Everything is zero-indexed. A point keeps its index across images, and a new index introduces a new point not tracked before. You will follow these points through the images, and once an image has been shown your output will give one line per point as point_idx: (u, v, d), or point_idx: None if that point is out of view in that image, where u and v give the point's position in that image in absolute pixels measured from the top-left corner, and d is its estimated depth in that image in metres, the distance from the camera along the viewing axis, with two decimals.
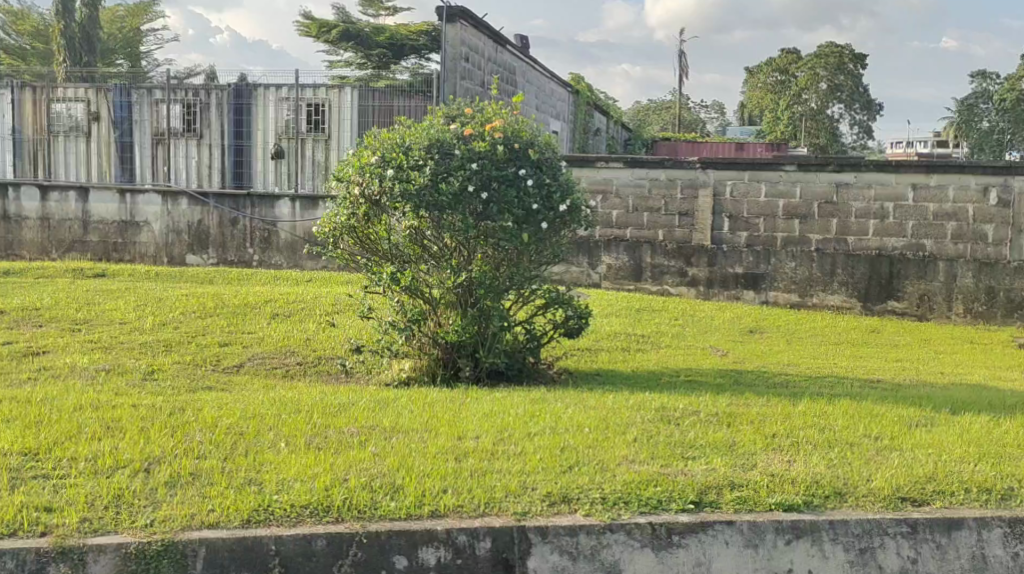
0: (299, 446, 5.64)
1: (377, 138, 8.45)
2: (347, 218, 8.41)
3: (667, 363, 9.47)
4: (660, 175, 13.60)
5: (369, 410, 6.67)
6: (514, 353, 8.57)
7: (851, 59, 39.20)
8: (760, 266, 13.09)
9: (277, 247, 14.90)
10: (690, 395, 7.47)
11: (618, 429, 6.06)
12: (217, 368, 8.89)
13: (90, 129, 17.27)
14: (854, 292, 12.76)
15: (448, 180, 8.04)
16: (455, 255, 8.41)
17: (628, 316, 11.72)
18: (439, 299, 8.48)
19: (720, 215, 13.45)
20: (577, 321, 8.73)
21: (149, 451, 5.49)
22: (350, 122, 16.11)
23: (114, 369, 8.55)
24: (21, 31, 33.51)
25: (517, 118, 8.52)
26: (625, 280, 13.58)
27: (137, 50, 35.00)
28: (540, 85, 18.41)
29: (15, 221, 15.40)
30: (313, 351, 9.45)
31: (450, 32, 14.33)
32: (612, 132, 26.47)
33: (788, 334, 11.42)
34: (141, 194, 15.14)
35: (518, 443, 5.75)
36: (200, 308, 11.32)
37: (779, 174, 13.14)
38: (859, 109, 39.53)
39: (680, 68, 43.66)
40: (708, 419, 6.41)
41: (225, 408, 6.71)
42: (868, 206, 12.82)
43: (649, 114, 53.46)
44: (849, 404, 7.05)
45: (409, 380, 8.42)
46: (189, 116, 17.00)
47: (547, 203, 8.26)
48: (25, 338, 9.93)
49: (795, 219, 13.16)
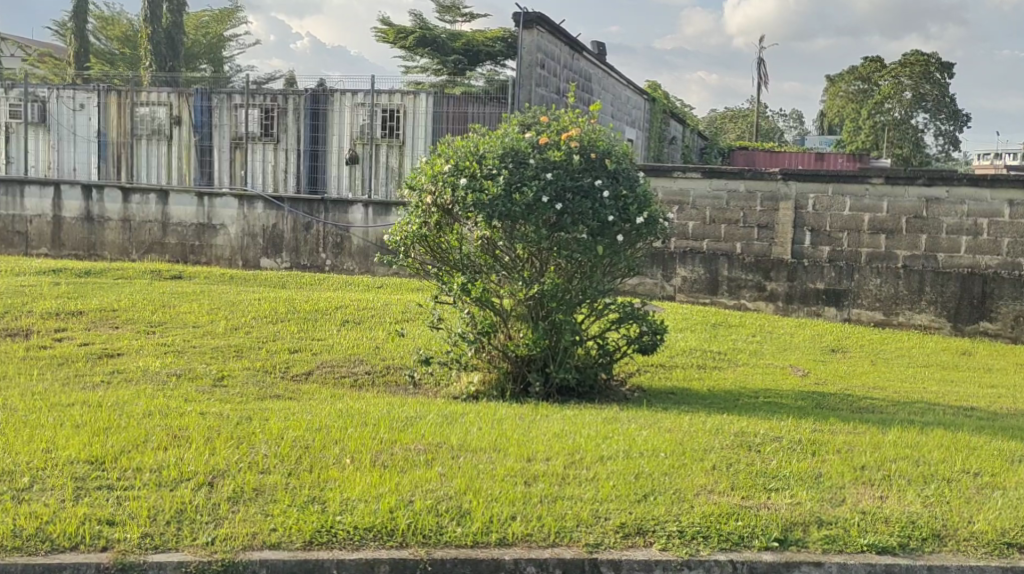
0: (364, 463, 5.47)
1: (451, 145, 8.26)
2: (418, 227, 8.23)
3: (746, 383, 9.17)
4: (739, 186, 13.25)
5: (437, 426, 6.48)
6: (585, 368, 8.38)
7: (938, 67, 37.99)
8: (843, 282, 12.79)
9: (349, 252, 14.81)
10: (772, 419, 7.18)
11: (696, 455, 5.79)
12: (286, 375, 8.80)
13: (171, 133, 17.55)
14: (944, 311, 12.36)
15: (522, 190, 7.83)
16: (528, 267, 8.19)
17: (705, 331, 11.42)
18: (510, 311, 8.31)
19: (801, 229, 13.04)
20: (652, 338, 8.44)
21: (214, 463, 5.35)
22: (424, 129, 16.07)
23: (186, 373, 8.50)
24: (110, 36, 34.24)
25: (594, 126, 8.27)
26: (701, 293, 13.36)
27: (220, 55, 35.50)
28: (616, 93, 18.17)
29: (98, 222, 15.66)
30: (382, 360, 9.32)
31: (527, 38, 14.13)
32: (688, 140, 26.09)
33: (873, 355, 11.02)
34: (218, 197, 15.21)
35: (590, 467, 5.51)
36: (272, 312, 11.29)
37: (864, 187, 12.71)
38: (946, 120, 38.20)
39: (759, 77, 43.06)
40: (791, 447, 6.13)
41: (293, 419, 6.57)
42: (961, 222, 12.33)
43: (726, 123, 52.83)
44: (942, 435, 6.72)
45: (478, 394, 8.24)
46: (267, 121, 17.12)
47: (624, 214, 8.00)
48: (101, 339, 9.97)
49: (882, 234, 12.68)
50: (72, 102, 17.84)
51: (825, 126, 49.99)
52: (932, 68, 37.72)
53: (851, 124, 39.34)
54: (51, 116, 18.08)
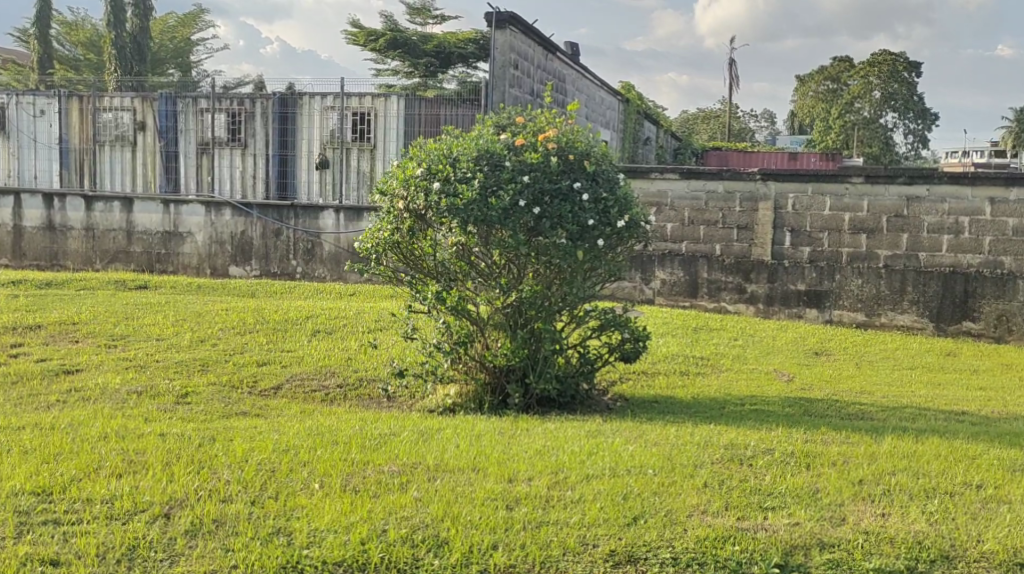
0: (334, 488, 5.13)
1: (423, 148, 7.94)
2: (390, 234, 7.88)
3: (731, 389, 8.89)
4: (717, 186, 12.97)
5: (412, 443, 6.14)
6: (566, 379, 8.04)
7: (906, 67, 38.25)
8: (824, 283, 12.55)
9: (320, 259, 14.42)
10: (762, 429, 6.89)
11: (686, 472, 5.49)
12: (254, 390, 8.43)
13: (136, 139, 17.22)
14: (926, 312, 12.14)
15: (498, 194, 7.52)
16: (505, 274, 7.86)
17: (686, 336, 11.14)
18: (487, 320, 7.97)
19: (781, 229, 12.77)
20: (634, 346, 8.16)
21: (172, 491, 5.00)
22: (396, 133, 15.72)
23: (147, 391, 8.10)
24: (74, 41, 33.60)
25: (573, 126, 7.96)
26: (681, 295, 13.13)
27: (187, 60, 34.98)
28: (590, 93, 17.89)
29: (60, 231, 15.23)
30: (354, 372, 8.97)
31: (499, 38, 13.82)
32: (662, 141, 25.85)
33: (858, 357, 10.78)
34: (184, 204, 14.79)
35: (574, 488, 5.19)
36: (240, 324, 10.90)
37: (844, 186, 12.46)
38: (915, 119, 38.45)
39: (730, 77, 42.97)
40: (784, 460, 5.83)
41: (258, 439, 6.22)
42: (941, 221, 12.08)
43: (697, 122, 52.70)
44: (938, 443, 6.44)
45: (455, 406, 7.93)
46: (234, 126, 16.74)
47: (605, 218, 7.68)
48: (60, 355, 9.56)
49: (863, 234, 12.42)
50: (32, 108, 17.44)
51: (795, 126, 49.96)
52: (900, 67, 38.04)
53: (822, 123, 39.21)
54: (10, 122, 17.62)
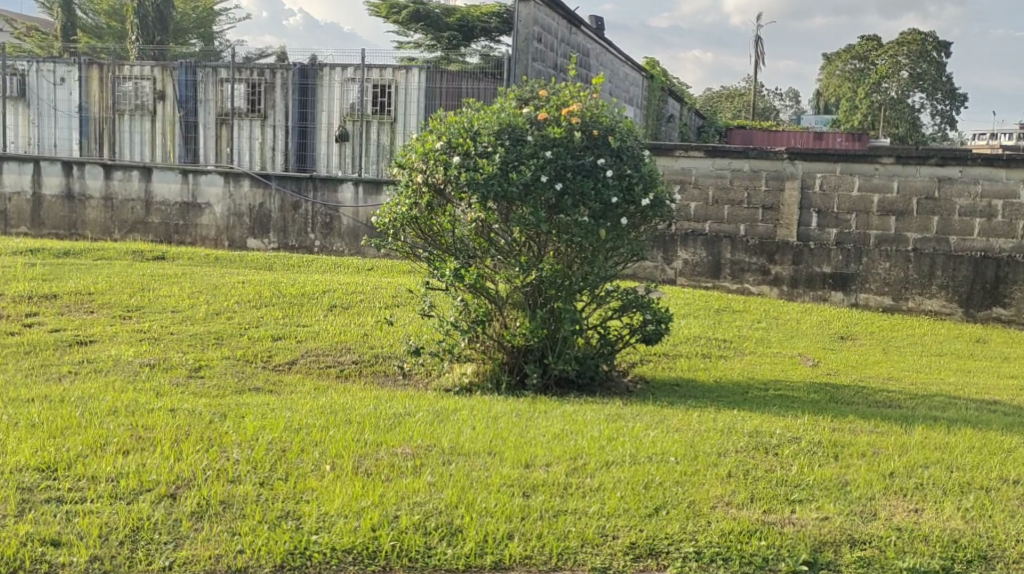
0: (345, 470, 4.97)
1: (444, 121, 7.74)
2: (409, 209, 7.71)
3: (754, 374, 8.68)
4: (743, 165, 12.75)
5: (426, 425, 5.98)
6: (586, 359, 7.87)
7: (936, 47, 37.49)
8: (851, 266, 12.19)
9: (338, 233, 14.23)
10: (788, 416, 6.68)
11: (709, 460, 5.30)
12: (268, 366, 8.28)
13: (156, 108, 16.98)
14: (955, 297, 11.81)
15: (519, 169, 7.32)
16: (525, 251, 7.68)
17: (708, 317, 10.93)
18: (506, 298, 7.81)
19: (807, 210, 12.57)
20: (656, 327, 7.94)
21: (179, 471, 4.84)
22: (417, 105, 15.54)
23: (160, 364, 7.97)
24: (97, 10, 33.47)
25: (597, 100, 7.74)
26: (703, 276, 12.78)
27: (210, 30, 34.82)
28: (613, 69, 17.60)
29: (80, 200, 15.12)
30: (370, 349, 8.81)
31: (523, 10, 13.55)
32: (686, 119, 25.48)
33: (884, 342, 10.54)
34: (203, 175, 14.65)
35: (593, 475, 5.01)
36: (257, 297, 10.76)
37: (874, 167, 12.20)
38: (943, 100, 37.84)
39: (756, 55, 42.47)
40: (811, 449, 5.63)
41: (269, 417, 6.06)
42: (974, 204, 11.85)
43: (721, 100, 52.15)
44: (971, 434, 6.23)
45: (472, 386, 7.77)
46: (253, 97, 16.51)
47: (629, 195, 7.49)
48: (74, 325, 9.45)
49: (891, 216, 12.21)
50: (52, 76, 17.20)
51: (820, 105, 49.38)
52: (929, 47, 37.23)
53: (847, 103, 38.71)
54: (31, 89, 17.28)
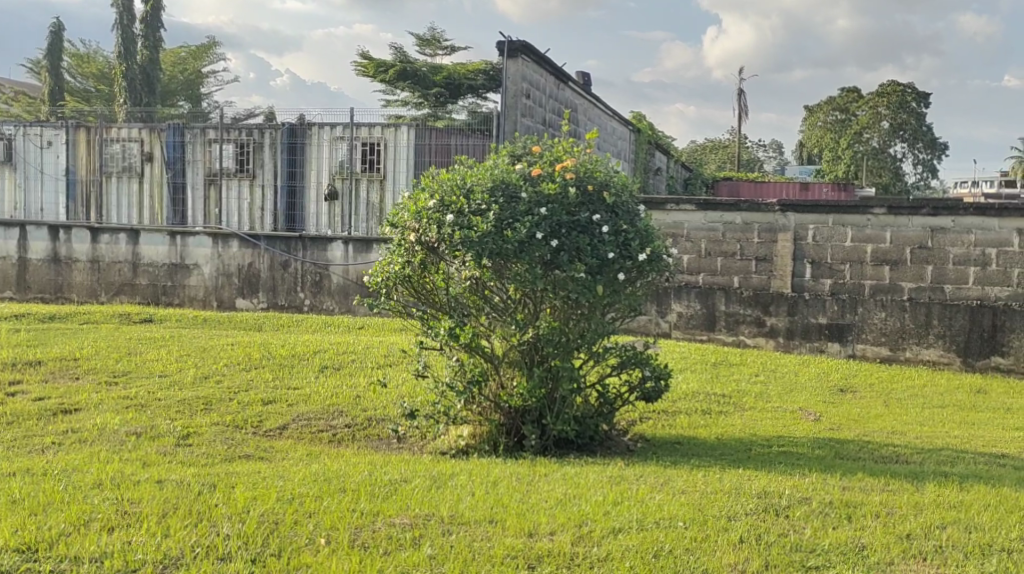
0: (340, 543, 4.82)
1: (435, 179, 7.62)
2: (402, 267, 7.58)
3: (756, 430, 8.49)
4: (735, 218, 12.65)
5: (424, 491, 5.80)
6: (585, 419, 7.71)
7: (915, 97, 37.87)
8: (846, 316, 12.11)
9: (329, 291, 14.08)
10: (795, 475, 6.50)
11: (719, 524, 5.16)
12: (258, 431, 8.07)
13: (144, 170, 16.93)
14: (953, 345, 11.69)
15: (514, 226, 7.20)
16: (521, 309, 7.52)
17: (706, 371, 10.78)
18: (502, 357, 7.63)
19: (801, 261, 12.43)
20: (655, 384, 7.78)
21: (166, 548, 4.71)
22: (406, 162, 15.49)
23: (146, 432, 7.75)
24: (84, 73, 33.50)
25: (591, 155, 7.66)
26: (698, 329, 12.71)
27: (197, 91, 34.87)
28: (602, 123, 17.61)
29: (66, 263, 14.94)
30: (363, 412, 8.60)
31: (511, 67, 13.52)
32: (672, 171, 25.53)
33: (884, 394, 10.39)
34: (191, 236, 14.51)
35: (600, 544, 4.88)
36: (245, 360, 10.55)
37: (867, 217, 12.12)
38: (923, 149, 37.91)
39: (740, 107, 42.78)
40: (823, 510, 5.46)
41: (261, 486, 5.86)
42: (967, 252, 11.74)
43: (707, 153, 52.45)
44: (984, 491, 6.06)
45: (468, 448, 7.60)
46: (242, 157, 16.54)
47: (625, 251, 7.36)
48: (59, 393, 9.23)
49: (885, 266, 12.08)
50: (39, 139, 17.17)
51: (805, 156, 49.73)
52: (909, 98, 37.66)
53: (831, 153, 38.92)
54: (18, 153, 17.36)
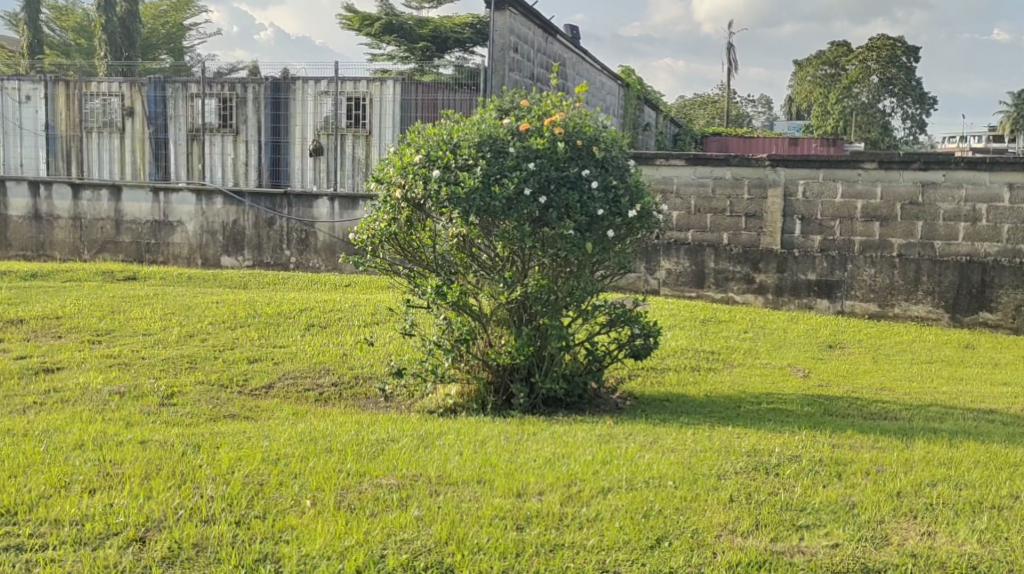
0: (326, 505, 4.75)
1: (422, 133, 7.50)
2: (387, 225, 7.47)
3: (745, 387, 8.45)
4: (724, 173, 12.53)
5: (412, 452, 5.72)
6: (574, 377, 7.65)
7: (904, 52, 37.51)
8: (835, 273, 12.10)
9: (315, 249, 13.97)
10: (784, 433, 6.44)
11: (708, 484, 5.11)
12: (244, 390, 8.00)
13: (124, 125, 16.64)
14: (941, 302, 11.67)
15: (502, 182, 7.09)
16: (509, 266, 7.41)
17: (694, 328, 10.73)
18: (490, 315, 7.54)
19: (791, 217, 12.32)
20: (645, 341, 7.70)
21: (149, 511, 4.63)
22: (393, 118, 15.26)
23: (130, 392, 7.67)
24: (64, 26, 33.04)
25: (580, 110, 7.53)
26: (687, 286, 12.69)
27: (180, 45, 34.41)
28: (590, 77, 17.40)
29: (48, 220, 14.77)
30: (350, 370, 8.54)
31: (499, 20, 13.33)
32: (661, 126, 25.35)
33: (873, 350, 10.36)
34: (175, 192, 14.33)
35: (589, 504, 4.83)
36: (231, 317, 10.46)
37: (857, 173, 12.00)
38: (912, 104, 37.89)
39: (729, 62, 42.48)
40: (813, 469, 5.40)
41: (245, 447, 5.78)
42: (958, 208, 11.64)
43: (695, 107, 52.19)
44: (975, 448, 6.01)
45: (456, 407, 7.54)
46: (224, 111, 16.23)
47: (615, 208, 7.24)
48: (41, 352, 9.13)
49: (876, 222, 11.97)
50: (18, 94, 16.85)
51: (794, 111, 49.53)
52: (899, 52, 37.41)
53: (819, 108, 38.75)
54: None
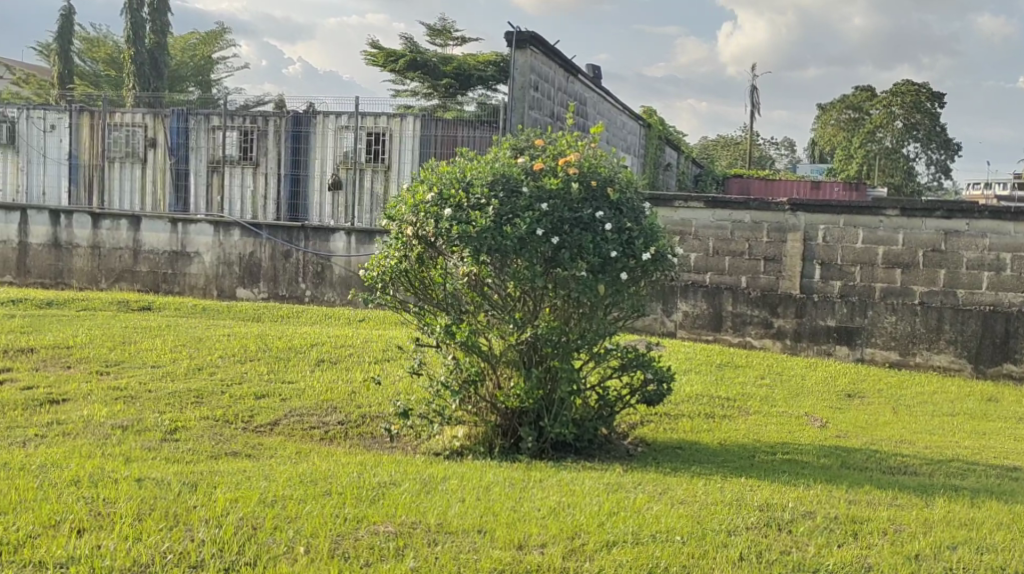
0: (319, 553, 4.71)
1: (435, 171, 7.41)
2: (399, 262, 7.37)
3: (761, 436, 8.25)
4: (744, 216, 12.39)
5: (413, 496, 5.57)
6: (584, 422, 7.48)
7: (930, 97, 37.33)
8: (856, 319, 11.82)
9: (330, 283, 13.87)
10: (799, 487, 6.24)
11: (717, 540, 4.98)
12: (248, 427, 7.86)
13: (147, 156, 16.76)
14: (964, 352, 11.45)
15: (513, 222, 6.97)
16: (520, 307, 7.29)
17: (710, 373, 10.54)
18: (499, 356, 7.39)
19: (811, 261, 12.17)
20: (658, 387, 7.54)
21: (136, 555, 4.61)
22: (412, 154, 15.31)
23: (133, 426, 7.54)
24: (94, 57, 33.35)
25: (596, 150, 7.41)
26: (704, 329, 12.46)
27: (208, 78, 34.64)
28: (611, 117, 17.32)
29: (66, 249, 14.76)
30: (357, 408, 8.38)
31: (520, 59, 13.26)
32: (682, 168, 25.24)
33: (893, 401, 10.13)
34: (193, 223, 14.31)
35: (592, 558, 4.75)
36: (241, 351, 10.34)
37: (879, 219, 11.84)
38: (937, 149, 37.38)
39: (752, 104, 42.42)
40: (828, 526, 5.24)
41: (243, 487, 5.65)
42: (982, 256, 11.49)
43: (718, 149, 52.12)
44: (997, 508, 5.82)
45: (463, 449, 7.38)
46: (245, 144, 16.43)
47: (629, 250, 7.09)
48: (49, 382, 9.03)
49: (897, 268, 11.81)
50: (42, 122, 16.95)
51: (817, 155, 49.40)
52: (923, 98, 37.22)
53: (843, 152, 38.61)
54: (20, 136, 17.22)
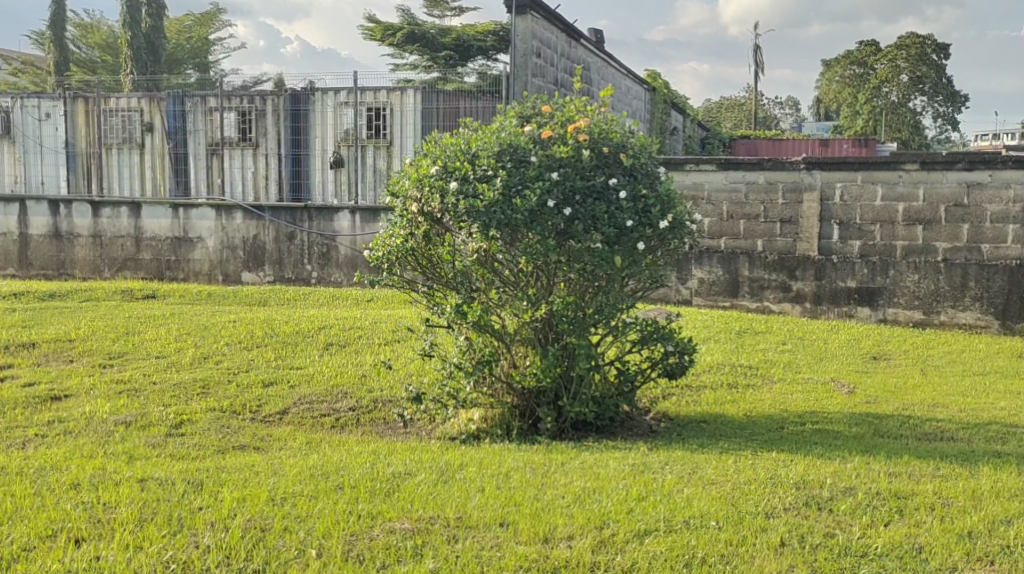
0: (333, 556, 4.47)
1: (438, 143, 7.08)
2: (404, 240, 7.05)
3: (788, 405, 7.96)
4: (758, 178, 12.00)
5: (429, 488, 5.29)
6: (604, 400, 7.18)
7: (934, 49, 36.53)
8: (876, 280, 11.52)
9: (336, 263, 13.57)
10: (835, 461, 5.93)
11: (755, 524, 4.78)
12: (257, 417, 7.59)
13: (144, 141, 16.36)
14: (991, 308, 11.10)
15: (523, 194, 6.65)
16: (533, 283, 6.99)
17: (730, 341, 10.22)
18: (514, 334, 7.09)
19: (828, 222, 11.77)
20: (679, 360, 7.26)
21: (137, 566, 4.36)
22: (413, 127, 14.90)
23: (136, 421, 7.25)
24: (91, 43, 32.93)
25: (605, 115, 7.06)
26: (720, 296, 12.18)
27: (206, 60, 34.21)
28: (616, 81, 16.92)
29: (68, 238, 14.46)
30: (369, 393, 8.10)
31: (520, 25, 12.87)
32: (688, 131, 24.80)
33: (920, 362, 9.81)
34: (194, 208, 13.99)
35: (623, 551, 4.55)
36: (247, 338, 10.04)
37: (897, 174, 11.44)
38: (943, 101, 36.98)
39: (755, 63, 41.83)
40: (872, 503, 5.03)
41: (251, 485, 5.36)
42: (1006, 209, 11.06)
43: (722, 110, 51.62)
44: None
45: (479, 433, 7.07)
46: (244, 125, 15.99)
47: (645, 218, 6.77)
48: (50, 378, 8.75)
49: (918, 225, 11.42)
50: (37, 111, 16.64)
51: (821, 113, 48.94)
52: (928, 50, 36.32)
53: (848, 108, 37.94)
54: (15, 126, 16.75)
